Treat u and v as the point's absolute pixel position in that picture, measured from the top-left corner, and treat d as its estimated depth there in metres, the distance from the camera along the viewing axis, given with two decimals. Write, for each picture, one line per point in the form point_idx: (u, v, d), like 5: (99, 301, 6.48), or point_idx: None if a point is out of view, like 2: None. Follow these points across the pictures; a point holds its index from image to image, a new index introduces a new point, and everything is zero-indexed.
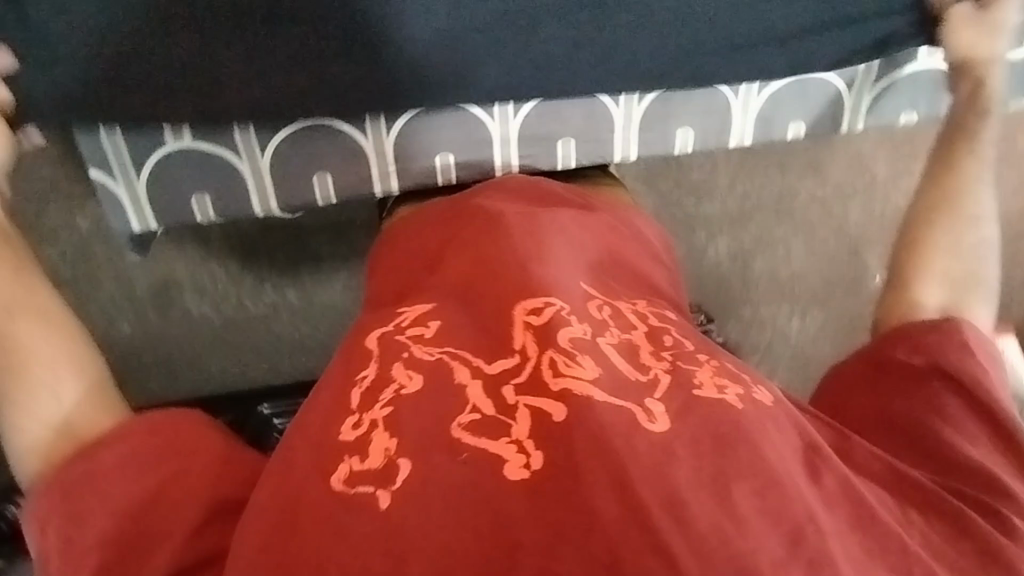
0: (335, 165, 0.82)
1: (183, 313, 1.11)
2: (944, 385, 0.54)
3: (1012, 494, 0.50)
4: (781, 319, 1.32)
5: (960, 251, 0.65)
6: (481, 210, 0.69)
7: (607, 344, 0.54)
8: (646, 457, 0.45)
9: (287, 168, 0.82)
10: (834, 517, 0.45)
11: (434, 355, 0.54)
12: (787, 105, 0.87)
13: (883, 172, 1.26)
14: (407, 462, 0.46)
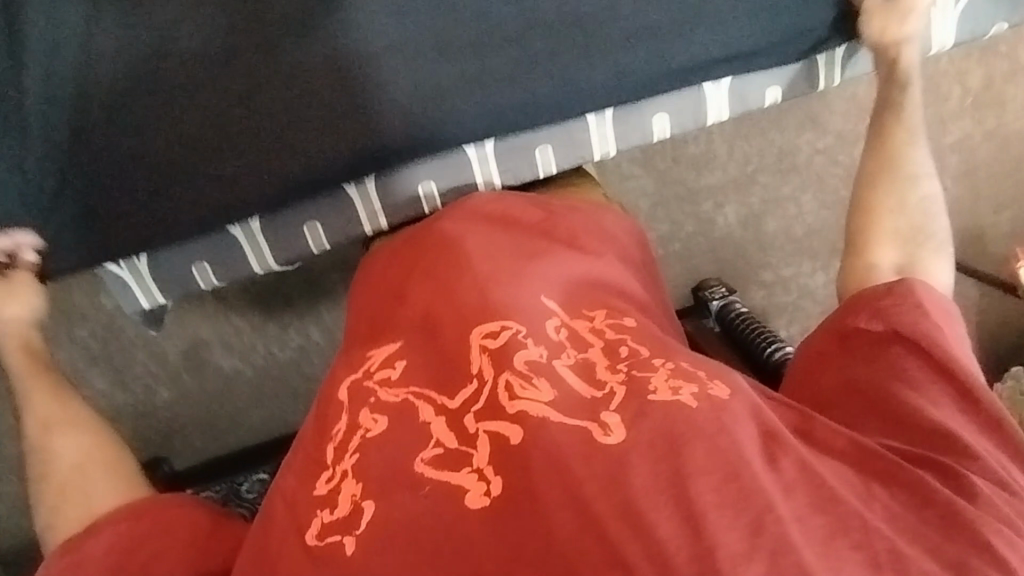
0: (322, 213, 0.78)
1: (216, 373, 1.09)
2: (905, 349, 0.58)
3: (975, 455, 0.53)
4: (804, 273, 1.29)
5: (905, 211, 0.69)
6: (440, 240, 0.66)
7: (562, 365, 0.55)
8: (599, 469, 0.46)
9: (277, 225, 0.78)
10: (792, 501, 0.46)
11: (400, 395, 0.56)
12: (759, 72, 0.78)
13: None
14: (372, 502, 0.50)
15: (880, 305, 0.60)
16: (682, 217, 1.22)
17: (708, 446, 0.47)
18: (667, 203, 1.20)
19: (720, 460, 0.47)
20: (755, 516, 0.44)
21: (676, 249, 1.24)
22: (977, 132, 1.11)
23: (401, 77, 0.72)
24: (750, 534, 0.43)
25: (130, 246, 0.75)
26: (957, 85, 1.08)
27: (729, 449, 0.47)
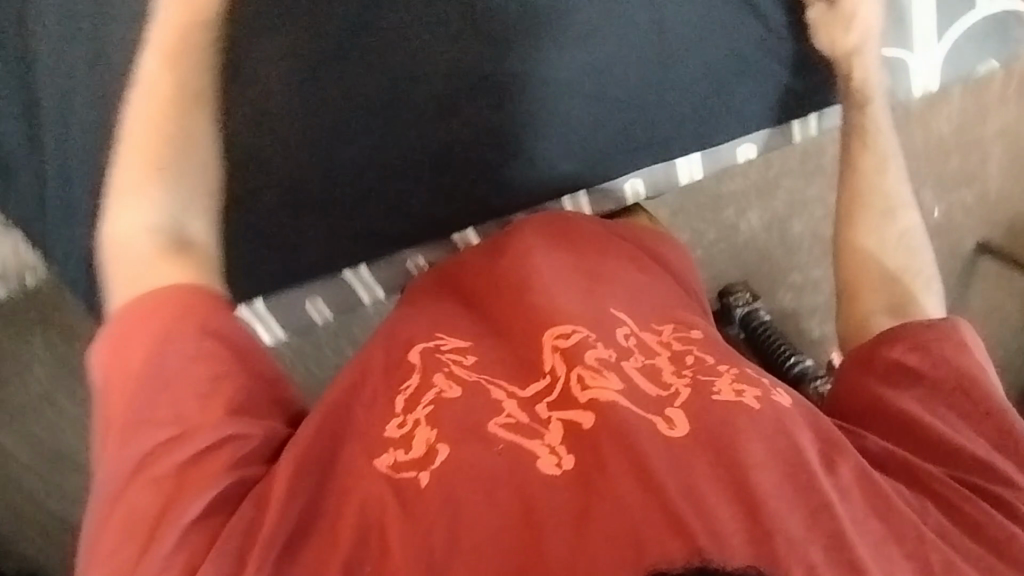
0: (322, 291, 0.83)
1: None
2: (940, 382, 0.58)
3: (1013, 482, 0.53)
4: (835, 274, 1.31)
5: (887, 251, 0.71)
6: (514, 250, 0.71)
7: (630, 366, 0.56)
8: (663, 453, 0.48)
9: (280, 308, 0.83)
10: (850, 505, 0.47)
11: (473, 376, 0.57)
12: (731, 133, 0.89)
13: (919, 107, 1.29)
14: (445, 445, 0.50)
15: (916, 336, 0.61)
16: (704, 225, 1.22)
17: (766, 440, 0.49)
18: (687, 211, 1.20)
19: (780, 455, 0.48)
20: (813, 511, 0.45)
21: (700, 255, 1.23)
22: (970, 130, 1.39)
23: (467, 128, 0.80)
24: (811, 524, 0.45)
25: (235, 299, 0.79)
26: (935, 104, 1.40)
27: (789, 447, 0.49)
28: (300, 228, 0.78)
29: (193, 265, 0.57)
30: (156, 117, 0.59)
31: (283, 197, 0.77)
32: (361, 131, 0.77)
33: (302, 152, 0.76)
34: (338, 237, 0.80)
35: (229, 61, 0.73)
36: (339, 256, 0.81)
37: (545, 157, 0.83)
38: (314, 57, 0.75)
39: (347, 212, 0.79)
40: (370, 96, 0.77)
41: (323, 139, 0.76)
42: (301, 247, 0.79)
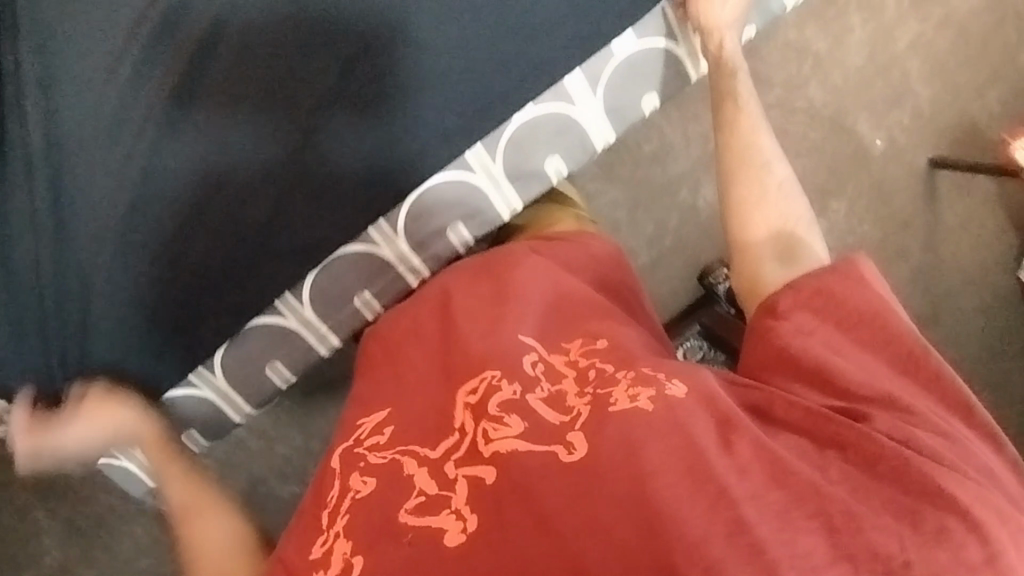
0: (272, 354, 0.91)
1: (275, 502, 1.10)
2: (839, 326, 0.59)
3: (911, 409, 0.54)
4: None
5: (770, 200, 0.72)
6: (428, 299, 0.69)
7: (537, 399, 0.56)
8: (561, 486, 0.50)
9: (236, 374, 0.91)
10: (749, 480, 0.49)
11: (388, 455, 0.58)
12: (624, 88, 0.84)
13: (826, 45, 1.21)
14: (360, 557, 0.54)
15: (813, 287, 0.60)
16: (662, 214, 1.20)
17: (658, 444, 0.51)
18: (643, 205, 1.20)
19: (673, 455, 0.50)
20: (707, 503, 0.47)
21: (668, 245, 1.21)
22: (928, 28, 1.22)
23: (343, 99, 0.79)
24: (705, 512, 0.47)
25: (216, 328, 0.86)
26: None
27: (682, 444, 0.50)
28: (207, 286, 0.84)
29: (223, 512, 0.74)
30: (185, 487, 0.75)
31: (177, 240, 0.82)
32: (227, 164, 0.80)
33: (179, 196, 0.81)
34: (234, 274, 0.83)
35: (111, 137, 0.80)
36: (245, 293, 0.85)
37: (434, 144, 0.80)
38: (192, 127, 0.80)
39: (224, 265, 0.83)
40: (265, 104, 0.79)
41: (182, 208, 0.81)
42: (261, 268, 0.83)
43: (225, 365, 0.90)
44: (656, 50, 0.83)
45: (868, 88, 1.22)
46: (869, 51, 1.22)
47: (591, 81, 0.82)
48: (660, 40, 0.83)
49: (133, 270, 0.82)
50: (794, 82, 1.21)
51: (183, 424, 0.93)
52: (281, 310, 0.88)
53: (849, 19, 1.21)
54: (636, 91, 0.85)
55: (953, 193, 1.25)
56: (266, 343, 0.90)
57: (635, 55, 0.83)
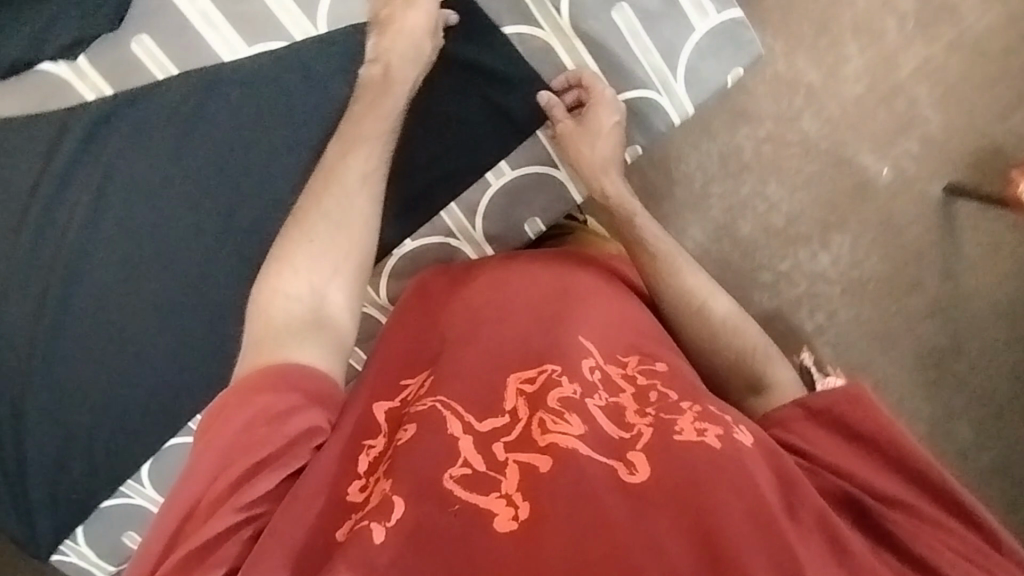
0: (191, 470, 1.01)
1: None
2: (859, 444, 0.58)
3: (937, 523, 0.54)
4: (804, 260, 1.23)
5: (724, 330, 0.75)
6: (469, 316, 0.72)
7: (596, 405, 0.59)
8: (620, 502, 0.50)
9: (164, 481, 1.01)
10: (813, 543, 0.48)
11: (427, 404, 0.61)
12: (502, 216, 0.96)
13: (819, 76, 1.20)
14: (401, 498, 0.52)
15: (820, 407, 0.61)
16: None
17: (724, 482, 0.50)
18: None
19: (741, 501, 0.49)
20: (774, 555, 0.46)
21: None
22: (938, 50, 1.19)
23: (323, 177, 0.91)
24: (771, 566, 0.46)
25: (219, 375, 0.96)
26: (891, 16, 1.18)
27: (748, 489, 0.50)
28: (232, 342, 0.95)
29: (318, 267, 0.70)
30: (305, 220, 0.73)
31: (244, 244, 0.92)
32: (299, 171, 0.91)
33: (249, 202, 0.92)
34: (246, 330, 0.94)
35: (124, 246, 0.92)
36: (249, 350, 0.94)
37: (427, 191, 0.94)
38: (194, 218, 0.92)
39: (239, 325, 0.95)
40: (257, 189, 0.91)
41: (199, 285, 0.93)
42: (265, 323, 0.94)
43: (152, 478, 1.01)
44: (527, 178, 0.95)
45: (871, 117, 1.21)
46: (870, 79, 1.20)
47: (461, 212, 0.95)
48: (526, 171, 0.95)
49: (206, 269, 0.93)
50: (787, 115, 1.21)
51: (117, 530, 1.04)
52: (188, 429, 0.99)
53: (846, 47, 1.20)
54: (540, 192, 0.96)
55: (974, 220, 1.21)
56: (177, 462, 1.00)
57: (506, 188, 0.95)
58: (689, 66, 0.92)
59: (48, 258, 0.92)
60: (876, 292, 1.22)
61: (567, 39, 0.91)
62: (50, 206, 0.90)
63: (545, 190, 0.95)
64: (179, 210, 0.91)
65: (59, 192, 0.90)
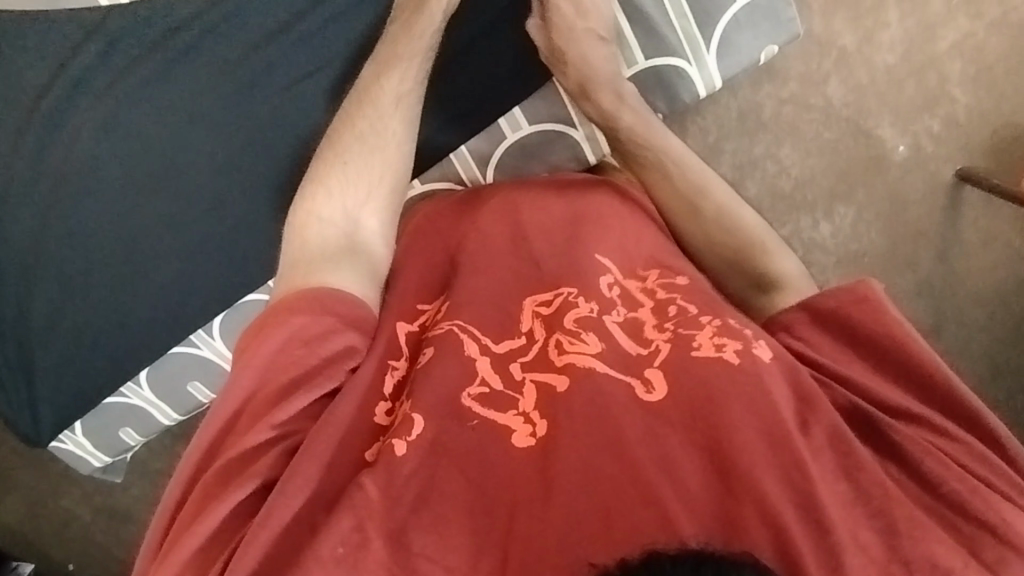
0: (198, 375, 0.96)
1: None
2: (874, 359, 0.60)
3: (950, 435, 0.56)
4: (805, 228, 1.24)
5: (728, 225, 0.72)
6: (492, 222, 0.73)
7: (613, 322, 0.62)
8: (638, 420, 0.54)
9: (167, 384, 0.96)
10: (823, 465, 0.51)
11: (444, 327, 0.65)
12: (516, 169, 0.87)
13: (853, 40, 1.19)
14: (420, 417, 0.57)
15: (826, 310, 0.62)
16: None
17: (740, 399, 0.53)
18: None
19: (756, 417, 0.52)
20: (783, 472, 0.50)
21: None
22: (977, 27, 1.17)
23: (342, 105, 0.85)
24: (784, 483, 0.50)
25: (222, 291, 0.90)
26: None
27: (765, 406, 0.52)
28: (233, 266, 0.89)
29: (348, 193, 0.70)
30: (335, 145, 0.72)
31: (255, 178, 0.86)
32: (317, 104, 0.85)
33: (262, 131, 0.85)
34: (249, 259, 0.89)
35: (123, 165, 0.86)
36: (250, 275, 0.89)
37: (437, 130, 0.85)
38: (201, 143, 0.86)
39: (242, 254, 0.88)
40: (272, 118, 0.85)
41: (206, 214, 0.87)
42: (268, 250, 0.89)
43: (152, 382, 0.96)
44: (547, 132, 0.86)
45: (899, 89, 1.20)
46: (905, 50, 1.19)
47: (471, 160, 0.87)
48: (546, 124, 0.86)
49: (214, 190, 0.87)
50: (814, 77, 1.20)
51: (114, 426, 1.00)
52: (195, 339, 0.93)
53: (886, 13, 1.18)
54: (555, 152, 0.87)
55: (978, 206, 1.22)
56: (177, 369, 0.95)
57: (523, 139, 0.86)
58: (723, 37, 0.84)
59: (51, 172, 0.87)
60: (871, 266, 1.24)
61: None
62: (53, 117, 0.85)
63: (563, 146, 0.87)
64: (189, 137, 0.85)
65: (67, 98, 0.85)
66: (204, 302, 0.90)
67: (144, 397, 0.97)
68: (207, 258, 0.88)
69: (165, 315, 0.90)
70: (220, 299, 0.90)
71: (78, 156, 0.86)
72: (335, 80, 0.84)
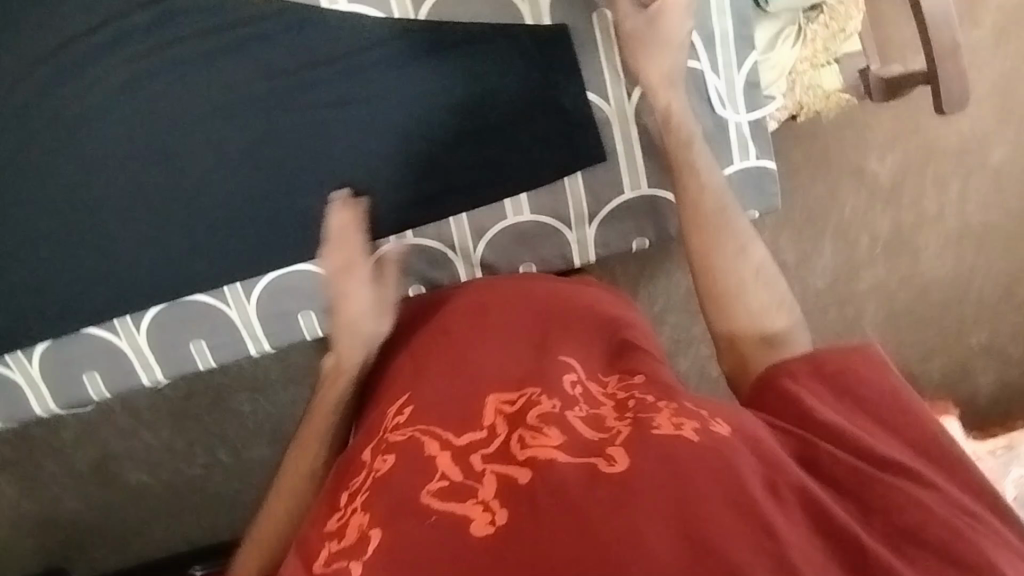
0: (100, 368, 0.91)
1: (171, 472, 1.32)
2: (855, 408, 0.58)
3: (940, 486, 0.51)
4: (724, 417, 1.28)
5: (757, 282, 0.72)
6: (477, 332, 0.76)
7: (574, 416, 0.60)
8: (606, 500, 0.50)
9: (60, 369, 0.91)
10: (797, 528, 0.49)
11: (406, 434, 0.63)
12: (506, 250, 0.92)
13: (793, 259, 1.33)
14: (379, 530, 0.54)
15: (831, 367, 0.61)
16: None
17: (701, 471, 0.51)
18: None
19: (719, 486, 0.50)
20: (757, 537, 0.47)
21: None
22: (892, 278, 1.34)
23: (360, 141, 0.87)
24: (755, 548, 0.46)
25: (174, 284, 0.88)
26: (867, 235, 1.33)
27: (729, 477, 0.51)
28: (193, 263, 0.87)
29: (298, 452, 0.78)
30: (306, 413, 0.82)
31: (252, 184, 0.87)
32: (337, 135, 0.87)
33: (270, 143, 0.86)
34: (216, 261, 0.88)
35: (125, 130, 0.86)
36: (212, 276, 0.88)
37: (440, 193, 0.89)
38: (210, 131, 0.86)
39: (211, 250, 0.87)
40: (289, 131, 0.87)
41: (188, 200, 0.87)
42: (239, 257, 0.88)
43: (44, 360, 0.91)
44: (543, 225, 0.91)
45: (822, 312, 1.34)
46: (833, 279, 1.34)
47: (469, 232, 0.91)
48: (544, 216, 0.91)
49: (207, 179, 0.87)
50: None
51: None
52: (117, 326, 0.90)
53: (822, 244, 1.33)
54: (545, 246, 0.92)
55: None
56: (80, 352, 0.90)
57: (520, 225, 0.91)
58: None
59: (46, 114, 0.85)
60: None
61: (626, 124, 0.88)
62: (72, 65, 0.84)
63: (551, 242, 0.92)
64: (198, 129, 0.86)
65: (92, 53, 0.84)
66: (150, 289, 0.88)
67: (30, 372, 0.91)
68: (173, 245, 0.87)
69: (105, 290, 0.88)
70: (169, 287, 0.88)
71: (81, 110, 0.85)
72: (360, 119, 0.87)
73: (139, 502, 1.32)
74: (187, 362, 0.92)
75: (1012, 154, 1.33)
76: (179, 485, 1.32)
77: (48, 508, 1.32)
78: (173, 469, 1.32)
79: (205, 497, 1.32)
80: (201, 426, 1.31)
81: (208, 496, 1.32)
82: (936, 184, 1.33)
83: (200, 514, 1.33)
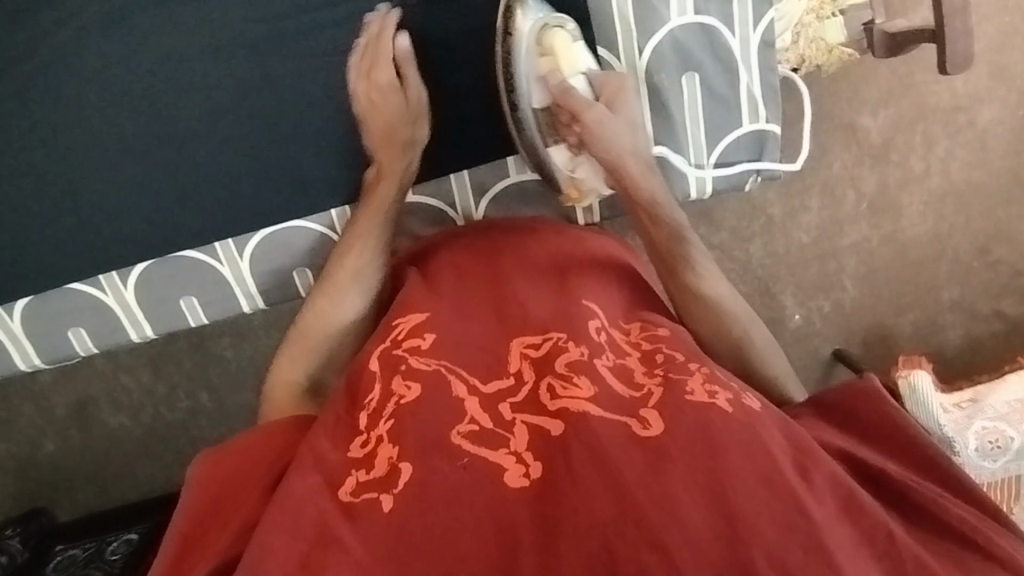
0: (86, 323, 0.93)
1: (151, 416, 1.30)
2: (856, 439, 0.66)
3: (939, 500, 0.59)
4: None
5: (726, 297, 0.77)
6: (495, 266, 0.74)
7: (604, 364, 0.60)
8: (640, 461, 0.50)
9: (44, 324, 0.92)
10: (831, 509, 0.51)
11: (431, 365, 0.63)
12: (509, 207, 0.96)
13: (780, 213, 1.32)
14: (410, 463, 0.54)
15: (834, 405, 0.69)
16: None
17: (736, 445, 0.52)
18: None
19: (753, 460, 0.51)
20: (788, 516, 0.49)
21: None
22: (874, 235, 1.35)
23: None
24: (789, 530, 0.48)
25: (168, 228, 0.88)
26: (853, 191, 1.33)
27: (760, 450, 0.52)
28: (190, 207, 0.88)
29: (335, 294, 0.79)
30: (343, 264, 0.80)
31: (249, 126, 0.87)
32: (337, 80, 0.87)
33: (268, 85, 0.86)
34: (214, 207, 0.88)
35: (108, 63, 0.83)
36: (208, 219, 0.89)
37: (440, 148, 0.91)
38: (204, 71, 0.85)
39: (208, 195, 0.88)
40: (290, 77, 0.86)
41: (182, 143, 0.86)
42: (238, 202, 0.89)
43: (26, 316, 0.92)
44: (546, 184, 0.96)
45: (805, 268, 1.35)
46: (816, 234, 1.34)
47: (473, 191, 0.94)
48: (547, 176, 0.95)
49: (203, 120, 0.86)
50: (742, 234, 1.32)
51: None
52: (104, 283, 0.91)
53: (810, 198, 1.32)
54: (545, 205, 0.97)
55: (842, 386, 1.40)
56: (63, 307, 0.91)
57: (524, 183, 0.95)
58: (723, 152, 0.96)
59: (23, 45, 0.82)
60: None
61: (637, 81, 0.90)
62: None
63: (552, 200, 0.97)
64: (193, 66, 0.84)
65: None
66: (141, 229, 0.88)
67: (13, 328, 0.92)
68: (166, 187, 0.87)
69: (92, 231, 0.87)
70: (162, 230, 0.88)
71: (60, 44, 0.82)
72: None
73: (120, 445, 1.31)
74: (176, 317, 0.95)
75: (999, 114, 1.33)
76: (159, 428, 1.31)
77: (26, 451, 1.30)
78: (154, 412, 1.30)
79: (187, 439, 1.32)
80: (181, 371, 1.28)
81: (191, 439, 1.31)
82: (925, 142, 1.32)
83: (182, 456, 1.33)
